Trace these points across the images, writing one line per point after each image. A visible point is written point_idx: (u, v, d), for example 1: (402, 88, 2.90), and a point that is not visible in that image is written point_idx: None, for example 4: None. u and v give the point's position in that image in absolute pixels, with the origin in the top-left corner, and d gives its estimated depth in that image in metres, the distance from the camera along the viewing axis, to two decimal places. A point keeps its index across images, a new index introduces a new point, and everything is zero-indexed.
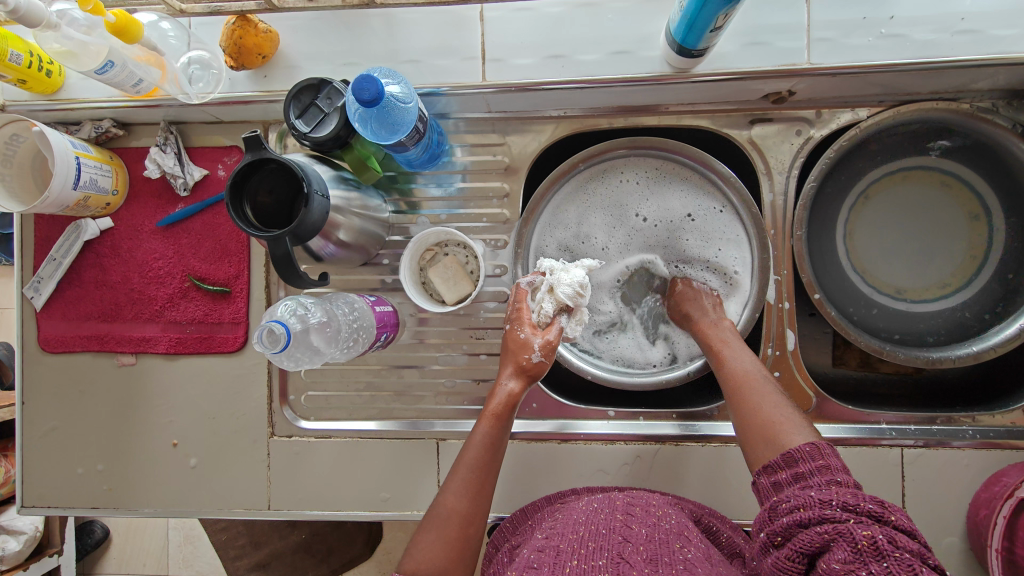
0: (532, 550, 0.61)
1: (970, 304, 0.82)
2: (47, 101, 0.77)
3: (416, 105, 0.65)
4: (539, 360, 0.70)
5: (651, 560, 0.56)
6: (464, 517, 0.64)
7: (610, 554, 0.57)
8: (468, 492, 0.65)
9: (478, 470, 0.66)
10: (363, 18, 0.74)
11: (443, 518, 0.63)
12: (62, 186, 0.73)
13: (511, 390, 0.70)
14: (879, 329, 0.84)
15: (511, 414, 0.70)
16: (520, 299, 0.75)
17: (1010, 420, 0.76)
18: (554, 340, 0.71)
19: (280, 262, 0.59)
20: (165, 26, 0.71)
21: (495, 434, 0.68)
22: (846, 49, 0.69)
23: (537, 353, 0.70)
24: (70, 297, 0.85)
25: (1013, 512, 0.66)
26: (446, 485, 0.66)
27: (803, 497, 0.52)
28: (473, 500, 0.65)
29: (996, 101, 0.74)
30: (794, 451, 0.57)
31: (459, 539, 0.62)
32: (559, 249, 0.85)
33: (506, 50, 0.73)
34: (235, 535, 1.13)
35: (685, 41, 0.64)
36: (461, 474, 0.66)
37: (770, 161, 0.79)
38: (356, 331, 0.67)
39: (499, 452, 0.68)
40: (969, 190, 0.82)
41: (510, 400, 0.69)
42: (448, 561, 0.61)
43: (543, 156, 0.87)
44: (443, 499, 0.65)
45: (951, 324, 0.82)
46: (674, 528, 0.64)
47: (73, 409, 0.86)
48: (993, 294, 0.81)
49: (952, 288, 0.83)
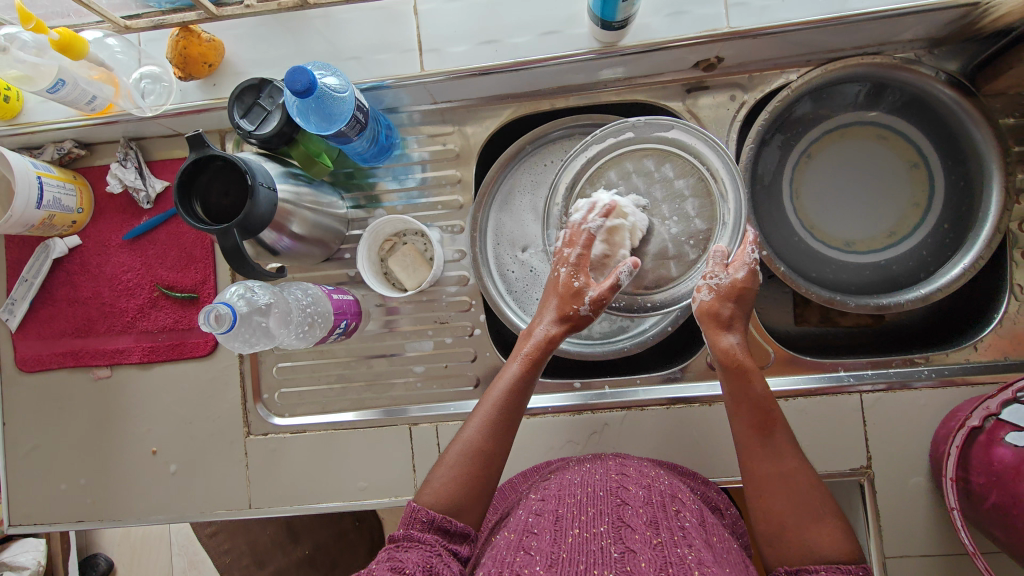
0: (529, 513, 0.63)
1: (939, 225, 0.83)
2: (8, 127, 0.80)
3: (353, 94, 0.68)
4: (587, 313, 0.70)
5: (652, 523, 0.58)
6: (482, 455, 0.64)
7: (611, 519, 0.59)
8: (489, 429, 0.65)
9: (502, 408, 0.67)
10: (304, 21, 0.77)
11: (464, 455, 0.64)
12: (24, 206, 0.75)
13: (551, 334, 0.70)
14: (839, 282, 0.86)
15: (545, 358, 0.70)
16: (584, 241, 0.71)
17: (964, 357, 0.77)
18: (608, 296, 0.69)
19: (229, 253, 0.60)
20: (111, 43, 0.75)
21: (528, 378, 0.68)
22: (764, 11, 0.72)
23: (588, 305, 0.69)
24: (44, 316, 0.87)
25: (965, 442, 0.65)
26: (471, 420, 0.67)
27: None
28: (494, 439, 0.65)
29: (919, 51, 0.78)
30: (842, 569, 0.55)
31: (477, 478, 0.63)
32: (512, 245, 0.87)
33: (442, 40, 0.76)
34: (239, 557, 1.02)
35: (604, 15, 0.67)
36: (486, 410, 0.67)
37: (708, 127, 0.82)
38: (311, 316, 0.70)
39: (526, 393, 0.68)
40: (907, 141, 0.84)
41: (546, 343, 0.70)
42: (462, 497, 0.62)
43: (495, 141, 0.90)
44: (462, 435, 0.66)
45: (926, 254, 0.83)
46: (668, 490, 0.65)
47: (53, 427, 0.88)
48: (943, 233, 0.82)
49: (917, 224, 0.84)
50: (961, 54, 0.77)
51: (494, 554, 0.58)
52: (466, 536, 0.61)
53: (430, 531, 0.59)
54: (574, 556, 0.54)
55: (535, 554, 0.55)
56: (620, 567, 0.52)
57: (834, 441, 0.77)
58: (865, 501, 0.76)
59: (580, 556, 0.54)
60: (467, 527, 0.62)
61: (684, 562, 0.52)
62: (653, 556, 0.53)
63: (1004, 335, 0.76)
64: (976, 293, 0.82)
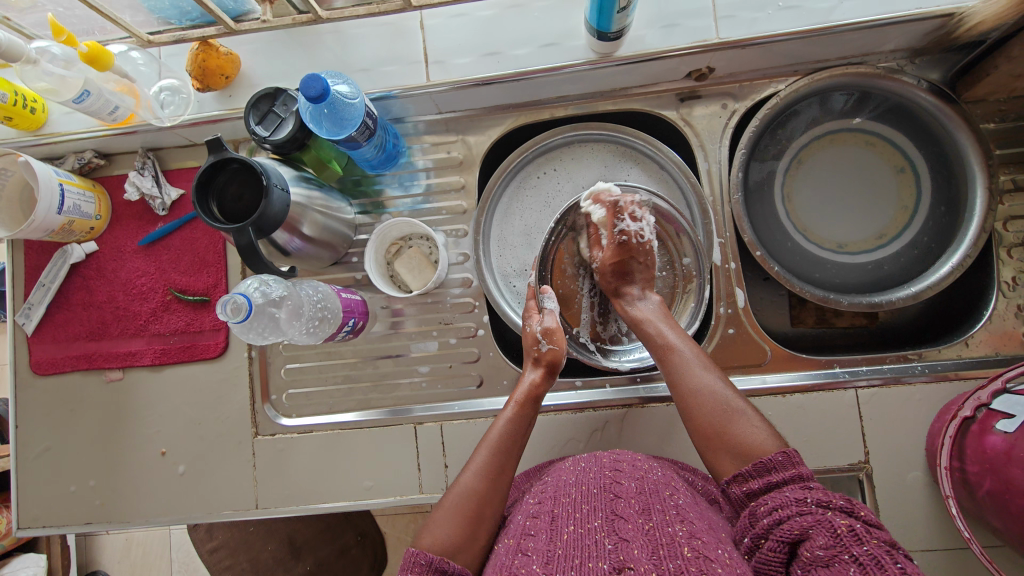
0: (527, 517, 0.63)
1: (935, 208, 0.85)
2: (33, 137, 0.84)
3: (363, 101, 0.71)
4: (549, 348, 0.76)
5: (644, 512, 0.59)
6: (482, 497, 0.66)
7: (605, 513, 0.59)
8: (487, 474, 0.67)
9: (494, 451, 0.69)
10: (316, 36, 0.81)
11: (461, 497, 0.66)
12: (46, 211, 0.79)
13: (534, 380, 0.75)
14: (847, 284, 0.88)
15: (534, 404, 0.74)
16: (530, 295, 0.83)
17: (957, 353, 0.79)
18: (554, 326, 0.78)
19: (244, 251, 0.62)
20: (135, 56, 0.80)
21: (521, 420, 0.72)
22: (751, 23, 0.76)
23: (545, 342, 0.76)
24: (59, 320, 0.90)
25: (958, 431, 0.68)
26: (467, 466, 0.69)
27: (780, 499, 0.57)
28: (491, 484, 0.67)
29: (902, 61, 0.82)
30: (767, 462, 0.61)
31: (473, 512, 0.64)
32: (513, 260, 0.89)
33: (446, 52, 0.80)
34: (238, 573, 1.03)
35: (600, 26, 0.71)
36: (484, 455, 0.69)
37: (701, 134, 0.86)
38: (321, 311, 0.73)
39: (521, 437, 0.71)
40: (894, 147, 0.87)
41: (534, 390, 0.74)
42: (462, 534, 0.63)
43: (496, 149, 0.94)
44: (462, 478, 0.68)
45: (927, 239, 0.85)
46: (661, 479, 0.66)
47: (64, 429, 0.89)
48: (941, 217, 0.84)
49: (908, 220, 0.87)
50: (941, 63, 0.81)
51: (494, 562, 0.57)
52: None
53: (429, 573, 0.57)
54: (570, 552, 0.54)
55: (531, 553, 0.55)
56: (614, 556, 0.52)
57: (832, 435, 0.78)
58: (864, 497, 0.77)
59: (576, 551, 0.54)
60: (465, 568, 0.60)
61: (675, 540, 0.54)
62: (645, 542, 0.54)
63: (994, 331, 0.78)
64: (970, 286, 0.84)
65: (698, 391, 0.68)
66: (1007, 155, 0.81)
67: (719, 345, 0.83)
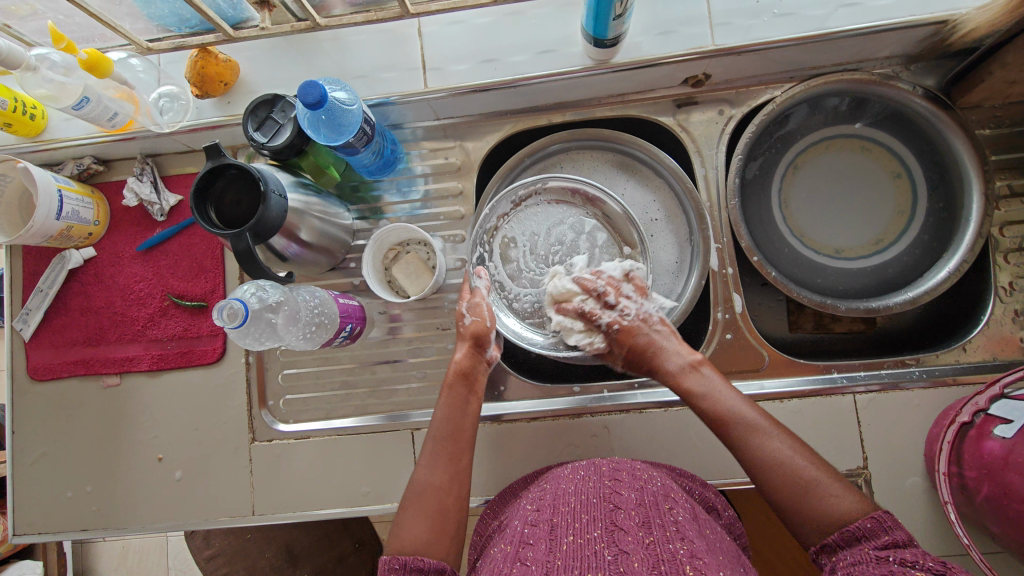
0: (524, 524, 0.62)
1: (935, 204, 0.85)
2: (32, 143, 0.84)
3: (360, 107, 0.71)
4: (471, 321, 0.75)
5: (644, 524, 0.59)
6: (441, 489, 0.64)
7: (605, 524, 0.59)
8: (438, 464, 0.66)
9: (438, 440, 0.68)
10: (315, 42, 0.82)
11: (419, 493, 0.64)
12: (45, 216, 0.79)
13: (458, 359, 0.73)
14: (848, 291, 0.88)
15: (467, 381, 0.72)
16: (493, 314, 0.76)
17: (954, 358, 0.79)
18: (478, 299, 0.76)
19: (241, 256, 0.62)
20: (133, 62, 0.80)
21: (455, 401, 0.71)
22: (747, 30, 0.77)
23: (466, 315, 0.75)
24: (57, 326, 0.90)
25: (956, 437, 0.68)
26: (422, 462, 0.67)
27: (863, 558, 0.52)
28: (446, 472, 0.66)
29: (897, 67, 0.82)
30: (853, 527, 0.54)
31: (438, 511, 0.63)
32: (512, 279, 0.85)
33: (444, 59, 0.81)
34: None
35: (597, 33, 0.72)
36: (430, 448, 0.68)
37: (698, 140, 0.86)
38: (318, 317, 0.73)
39: (463, 418, 0.70)
40: (890, 152, 0.88)
41: (461, 367, 0.73)
42: (431, 534, 0.61)
43: (494, 155, 0.94)
44: (417, 476, 0.66)
45: (927, 237, 0.85)
46: (660, 491, 0.65)
47: (61, 435, 0.89)
48: (941, 217, 0.84)
49: (905, 225, 0.88)
50: (936, 70, 0.81)
51: (490, 566, 0.57)
52: (443, 570, 0.58)
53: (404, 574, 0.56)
54: (568, 562, 0.54)
55: (531, 563, 0.55)
56: (614, 567, 0.52)
57: (829, 441, 0.78)
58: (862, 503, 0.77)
59: (575, 562, 0.54)
60: (441, 562, 0.59)
61: (677, 557, 0.53)
62: (646, 555, 0.54)
63: (992, 337, 0.78)
64: (972, 288, 0.83)
65: (764, 460, 0.61)
66: (1003, 160, 0.81)
67: (717, 350, 0.83)
